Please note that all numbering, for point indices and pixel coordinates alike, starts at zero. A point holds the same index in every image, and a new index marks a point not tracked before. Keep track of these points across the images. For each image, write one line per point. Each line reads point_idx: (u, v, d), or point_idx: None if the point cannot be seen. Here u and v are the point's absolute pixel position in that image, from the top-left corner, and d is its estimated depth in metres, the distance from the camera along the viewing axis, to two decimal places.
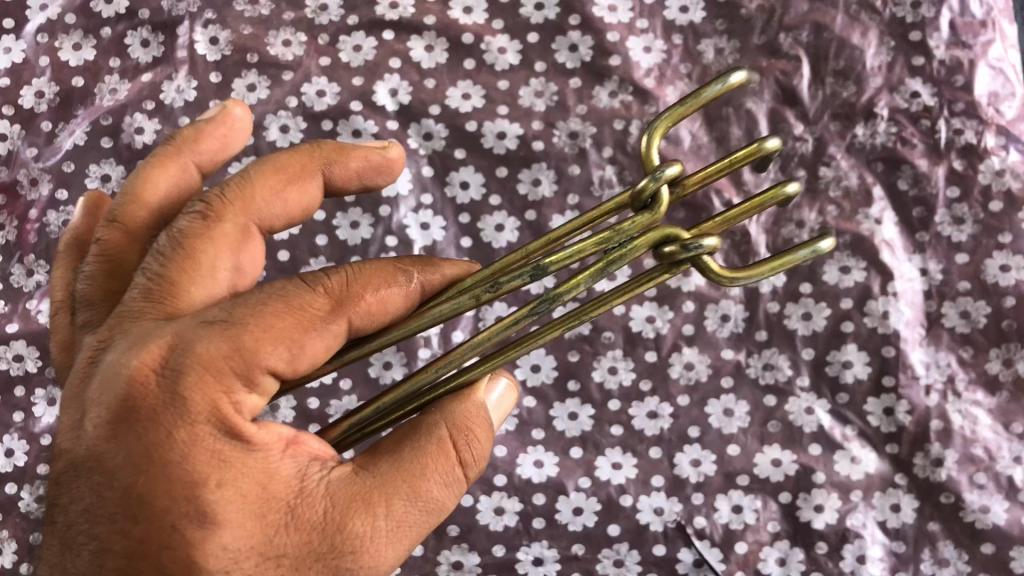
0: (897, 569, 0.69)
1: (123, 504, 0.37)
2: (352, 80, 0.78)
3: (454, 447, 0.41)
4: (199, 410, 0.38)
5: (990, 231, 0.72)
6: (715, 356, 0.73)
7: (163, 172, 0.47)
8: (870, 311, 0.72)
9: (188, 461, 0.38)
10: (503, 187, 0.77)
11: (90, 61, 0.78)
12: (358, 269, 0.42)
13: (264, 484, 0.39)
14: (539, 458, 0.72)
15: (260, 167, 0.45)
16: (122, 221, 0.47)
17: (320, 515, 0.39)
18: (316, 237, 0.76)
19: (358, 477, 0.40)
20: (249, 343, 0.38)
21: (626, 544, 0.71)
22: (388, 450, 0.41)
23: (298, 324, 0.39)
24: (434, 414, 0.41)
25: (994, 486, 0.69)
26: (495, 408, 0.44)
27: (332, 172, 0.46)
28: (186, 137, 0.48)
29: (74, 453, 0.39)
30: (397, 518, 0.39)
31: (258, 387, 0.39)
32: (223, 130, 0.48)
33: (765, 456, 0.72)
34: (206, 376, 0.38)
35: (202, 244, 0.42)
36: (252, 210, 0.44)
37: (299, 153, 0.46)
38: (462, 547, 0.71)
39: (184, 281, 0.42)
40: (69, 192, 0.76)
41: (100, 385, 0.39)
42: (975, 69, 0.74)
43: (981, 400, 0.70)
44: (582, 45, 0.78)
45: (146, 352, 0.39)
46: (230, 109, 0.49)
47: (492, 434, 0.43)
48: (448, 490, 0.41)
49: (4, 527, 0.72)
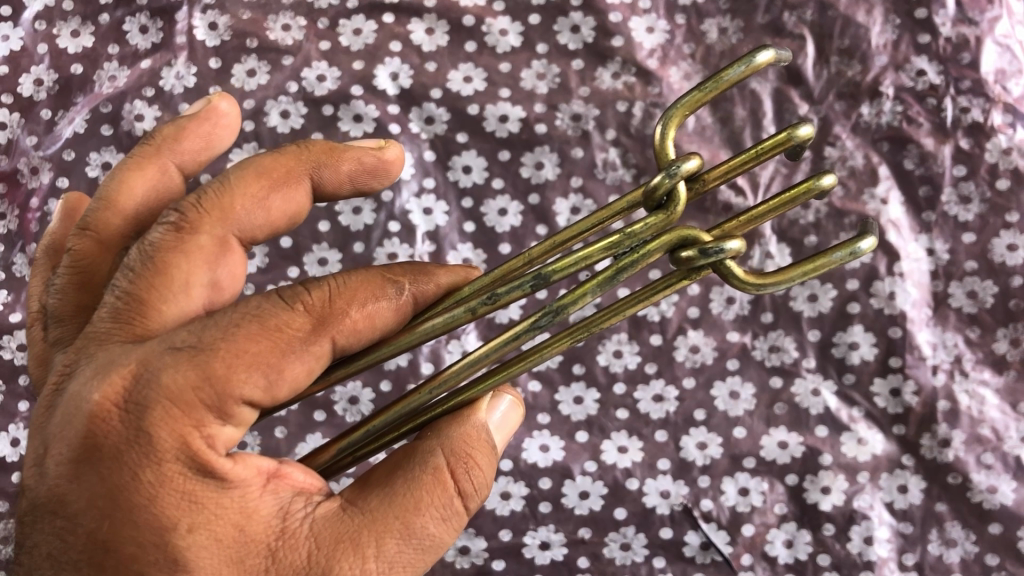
0: (904, 550, 0.69)
1: (88, 550, 0.37)
2: (352, 65, 0.77)
3: (452, 476, 0.40)
4: (167, 448, 0.38)
5: (997, 210, 0.72)
6: (721, 339, 0.73)
7: (141, 174, 0.47)
8: (876, 292, 0.72)
9: (154, 504, 0.37)
10: (506, 171, 0.76)
11: (88, 48, 0.78)
12: (339, 286, 0.41)
13: (241, 526, 0.38)
14: (544, 442, 0.72)
15: (242, 172, 0.44)
16: (94, 229, 0.46)
17: (304, 558, 0.39)
18: (318, 223, 0.75)
19: (346, 513, 0.39)
20: (220, 372, 0.37)
21: (632, 528, 0.71)
22: (380, 483, 0.40)
23: (275, 348, 0.38)
24: (431, 440, 0.41)
25: (1002, 466, 0.69)
26: (498, 429, 0.43)
27: (322, 175, 0.46)
28: (167, 137, 0.48)
29: (35, 493, 0.39)
30: (389, 559, 0.39)
31: (232, 418, 0.38)
32: (207, 127, 0.48)
33: (771, 438, 0.71)
34: (174, 410, 0.38)
35: (175, 257, 0.41)
36: (228, 219, 0.43)
37: (286, 155, 0.45)
38: (468, 532, 0.71)
39: (155, 299, 0.41)
40: (70, 180, 0.76)
41: (64, 419, 0.39)
42: (981, 46, 0.73)
43: (989, 379, 0.70)
44: (584, 26, 0.77)
45: (109, 384, 0.38)
46: (216, 103, 0.49)
47: (494, 460, 0.42)
48: (445, 525, 0.40)
49: (11, 516, 0.72)
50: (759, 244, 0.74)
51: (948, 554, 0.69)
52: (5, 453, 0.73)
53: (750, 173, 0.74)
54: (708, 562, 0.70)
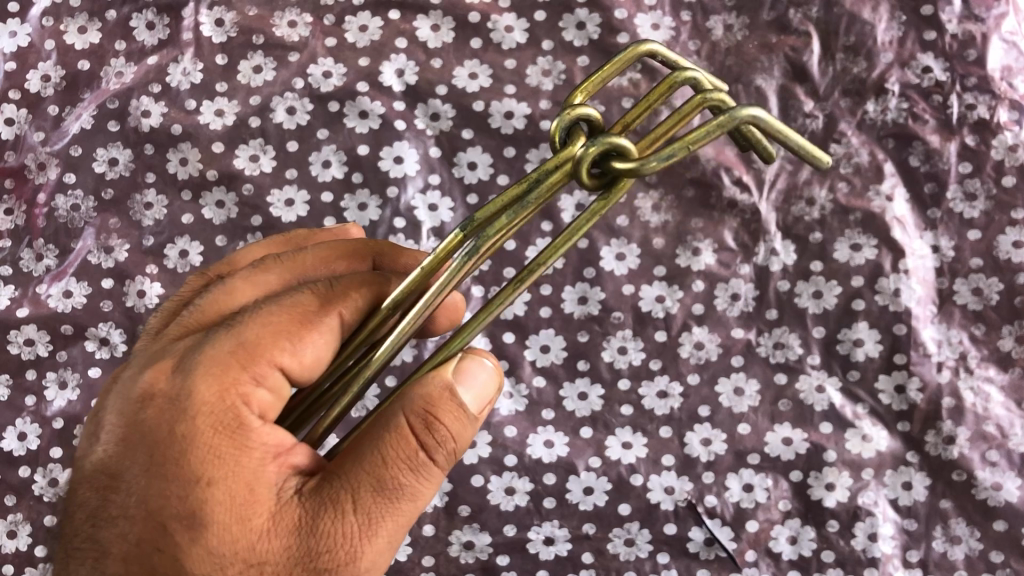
0: (909, 547, 0.69)
1: (127, 505, 0.41)
2: (358, 61, 0.77)
3: (415, 434, 0.41)
4: (195, 412, 0.41)
5: (1002, 207, 0.71)
6: (725, 336, 0.73)
7: (257, 254, 0.54)
8: (881, 288, 0.72)
9: (180, 461, 0.41)
10: (511, 167, 0.76)
11: (96, 44, 0.78)
12: (357, 280, 0.45)
13: (248, 487, 0.40)
14: (549, 437, 0.72)
15: (323, 244, 0.51)
16: (206, 276, 0.53)
17: (299, 518, 0.41)
18: (324, 219, 0.75)
19: (334, 476, 0.41)
20: (251, 344, 0.42)
21: (636, 523, 0.71)
22: (357, 447, 0.41)
23: (297, 325, 0.43)
24: (395, 404, 0.41)
25: (1007, 463, 0.69)
26: (474, 394, 0.42)
27: (383, 265, 0.51)
28: (298, 234, 0.56)
29: (88, 462, 0.43)
30: (368, 513, 0.40)
31: (265, 383, 0.42)
32: (329, 236, 0.56)
33: (776, 435, 0.71)
34: (205, 377, 0.42)
35: (243, 284, 0.48)
36: (299, 272, 0.49)
37: (366, 240, 0.52)
38: (473, 527, 0.71)
39: (213, 309, 0.47)
40: (78, 176, 0.76)
41: (119, 396, 0.44)
42: (987, 43, 0.73)
43: (994, 376, 0.70)
44: (590, 22, 0.77)
45: (160, 363, 0.43)
46: (349, 227, 0.58)
47: (465, 420, 0.42)
48: (419, 479, 0.41)
49: (18, 510, 0.72)
50: (764, 240, 0.74)
51: (953, 551, 0.69)
52: (12, 448, 0.73)
53: (756, 170, 0.74)
54: (712, 558, 0.70)
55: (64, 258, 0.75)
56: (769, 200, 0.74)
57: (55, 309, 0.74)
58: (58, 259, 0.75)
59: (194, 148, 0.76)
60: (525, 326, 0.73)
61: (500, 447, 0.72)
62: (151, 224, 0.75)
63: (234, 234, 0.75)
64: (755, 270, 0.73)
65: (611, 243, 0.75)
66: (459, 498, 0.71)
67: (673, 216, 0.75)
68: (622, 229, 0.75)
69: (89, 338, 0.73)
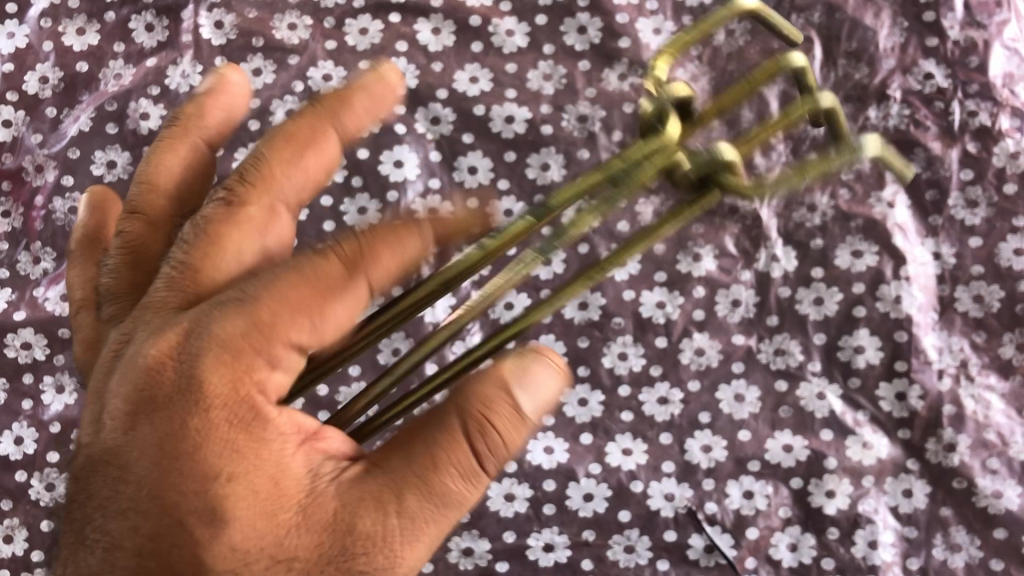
0: (909, 554, 0.69)
1: (139, 497, 0.39)
2: (358, 64, 0.77)
3: (467, 438, 0.40)
4: (216, 396, 0.39)
5: (1004, 214, 0.72)
6: (726, 342, 0.73)
7: (173, 154, 0.47)
8: (882, 295, 0.72)
9: (201, 452, 0.38)
10: (512, 172, 0.76)
11: (94, 45, 0.78)
12: (380, 229, 0.42)
13: (277, 480, 0.39)
14: (548, 444, 0.72)
15: (275, 138, 0.45)
16: (142, 211, 0.46)
17: (331, 515, 0.39)
18: (323, 223, 0.75)
19: (373, 474, 0.40)
20: (267, 320, 0.39)
21: (636, 530, 0.70)
22: (407, 440, 0.41)
23: (317, 294, 0.39)
24: (453, 403, 0.41)
25: (1008, 471, 0.68)
26: (534, 398, 0.41)
27: (343, 122, 0.45)
28: (192, 114, 0.47)
29: (91, 447, 0.40)
30: (411, 513, 0.40)
31: (281, 364, 0.39)
32: (224, 100, 0.48)
33: (776, 442, 0.71)
34: (224, 358, 0.39)
35: (227, 228, 0.43)
36: (269, 187, 0.44)
37: (310, 113, 0.45)
38: (472, 534, 0.71)
39: (206, 264, 0.42)
40: (75, 178, 0.75)
41: (121, 375, 0.40)
42: (990, 49, 0.73)
43: (995, 383, 0.70)
44: (591, 27, 0.77)
45: (164, 340, 0.39)
46: (225, 76, 0.48)
47: (522, 426, 0.41)
48: (466, 483, 0.40)
49: (15, 515, 0.71)
50: (765, 247, 0.73)
51: (953, 558, 0.68)
52: (9, 452, 0.72)
53: (756, 176, 0.74)
54: (711, 566, 0.70)
55: (61, 261, 0.75)
56: (770, 205, 0.74)
57: (53, 313, 0.74)
58: (55, 261, 0.75)
59: None
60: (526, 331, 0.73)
61: None
62: None
63: None
64: (756, 276, 0.73)
65: (612, 248, 0.75)
66: None
67: None
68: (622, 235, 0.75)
69: None
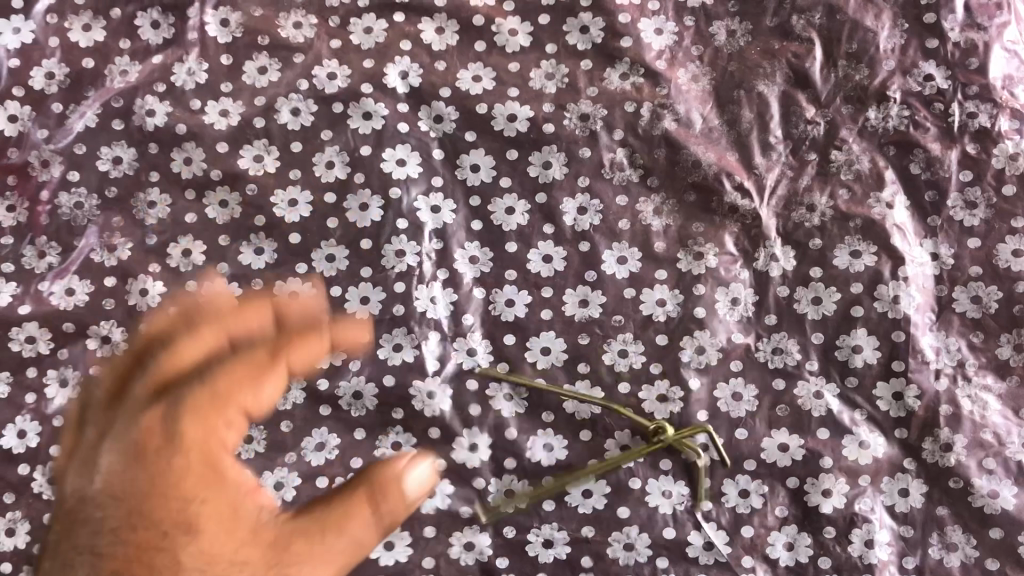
0: (905, 554, 0.69)
1: (115, 522, 0.38)
2: (362, 63, 0.78)
3: (373, 504, 0.43)
4: (190, 437, 0.40)
5: (1002, 216, 0.72)
6: (725, 340, 0.73)
7: None
8: (881, 295, 0.72)
9: (178, 477, 0.39)
10: (514, 170, 0.77)
11: (101, 42, 0.78)
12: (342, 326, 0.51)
13: (233, 510, 0.41)
14: (549, 441, 0.73)
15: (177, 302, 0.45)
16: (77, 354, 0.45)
17: (274, 537, 0.41)
18: (327, 219, 0.76)
19: (300, 518, 0.42)
20: (225, 384, 0.41)
21: (635, 527, 0.71)
22: (324, 501, 0.44)
23: (259, 366, 0.43)
24: (360, 480, 0.44)
25: (1004, 471, 0.69)
26: (417, 486, 0.45)
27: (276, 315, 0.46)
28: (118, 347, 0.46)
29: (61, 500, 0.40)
30: (333, 554, 0.42)
31: (233, 423, 0.42)
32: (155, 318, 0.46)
33: (773, 440, 0.71)
34: (198, 408, 0.40)
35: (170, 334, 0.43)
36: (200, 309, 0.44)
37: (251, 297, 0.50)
38: (473, 529, 0.71)
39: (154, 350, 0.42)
40: (82, 174, 0.76)
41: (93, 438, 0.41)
42: (990, 51, 0.74)
43: (992, 384, 0.70)
44: (593, 27, 0.78)
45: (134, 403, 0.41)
46: None
47: (405, 508, 0.44)
48: (371, 533, 0.43)
49: (17, 508, 0.72)
50: (764, 246, 0.74)
51: (948, 558, 0.69)
52: (11, 445, 0.73)
53: (756, 176, 0.75)
54: (710, 563, 0.70)
55: (67, 255, 0.75)
56: (770, 205, 0.75)
57: (58, 306, 0.74)
58: (60, 256, 0.75)
59: (199, 148, 0.77)
60: (527, 328, 0.74)
61: (500, 450, 0.72)
62: (155, 223, 0.76)
63: (237, 233, 0.76)
64: (755, 275, 0.74)
65: (613, 247, 0.75)
66: (460, 499, 0.72)
67: (675, 220, 0.75)
68: (624, 233, 0.75)
69: (91, 336, 0.74)
